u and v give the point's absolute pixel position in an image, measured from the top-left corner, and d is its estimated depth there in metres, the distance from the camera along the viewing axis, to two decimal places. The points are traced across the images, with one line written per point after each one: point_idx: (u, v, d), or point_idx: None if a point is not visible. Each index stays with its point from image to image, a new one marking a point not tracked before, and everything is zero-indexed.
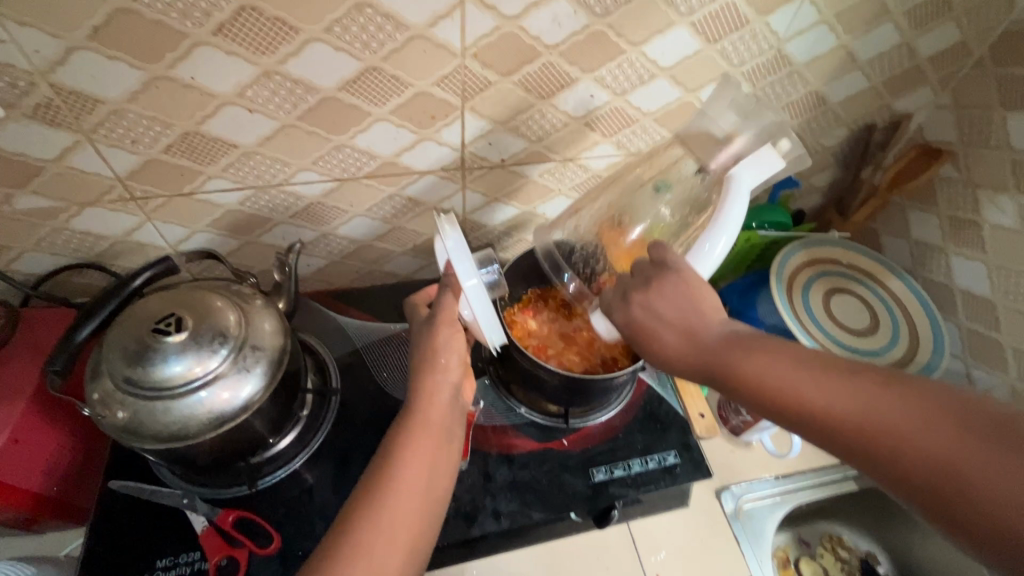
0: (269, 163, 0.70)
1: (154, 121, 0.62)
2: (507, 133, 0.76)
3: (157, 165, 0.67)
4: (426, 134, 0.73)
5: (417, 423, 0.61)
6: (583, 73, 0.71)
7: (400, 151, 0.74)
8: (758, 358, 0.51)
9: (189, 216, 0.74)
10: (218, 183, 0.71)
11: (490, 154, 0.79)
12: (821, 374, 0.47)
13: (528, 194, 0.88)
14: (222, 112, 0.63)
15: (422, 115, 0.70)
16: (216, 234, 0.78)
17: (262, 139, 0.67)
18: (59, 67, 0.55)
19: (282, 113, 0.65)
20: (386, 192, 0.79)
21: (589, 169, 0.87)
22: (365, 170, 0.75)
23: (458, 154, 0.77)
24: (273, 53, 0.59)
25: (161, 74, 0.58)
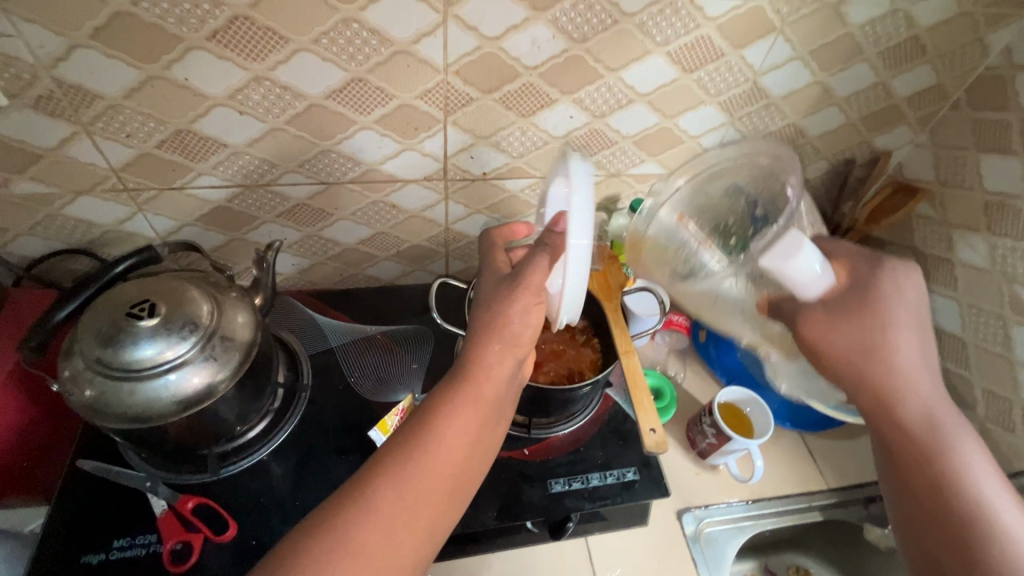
0: (257, 163, 0.73)
1: (149, 117, 0.66)
2: (489, 147, 0.79)
3: (149, 159, 0.70)
4: (410, 144, 0.76)
5: (469, 398, 0.56)
6: (562, 94, 0.74)
7: (383, 159, 0.77)
8: (948, 405, 0.56)
9: (178, 210, 0.77)
10: (207, 180, 0.74)
11: (472, 166, 0.82)
12: (979, 451, 0.56)
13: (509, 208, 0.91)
14: (214, 113, 0.67)
15: (406, 126, 0.73)
16: (203, 229, 0.81)
17: (250, 140, 0.70)
18: (61, 62, 0.59)
19: (271, 116, 0.68)
20: (369, 198, 0.82)
21: None
22: (350, 175, 0.78)
23: (440, 165, 0.80)
24: (265, 59, 0.62)
25: (157, 73, 0.61)
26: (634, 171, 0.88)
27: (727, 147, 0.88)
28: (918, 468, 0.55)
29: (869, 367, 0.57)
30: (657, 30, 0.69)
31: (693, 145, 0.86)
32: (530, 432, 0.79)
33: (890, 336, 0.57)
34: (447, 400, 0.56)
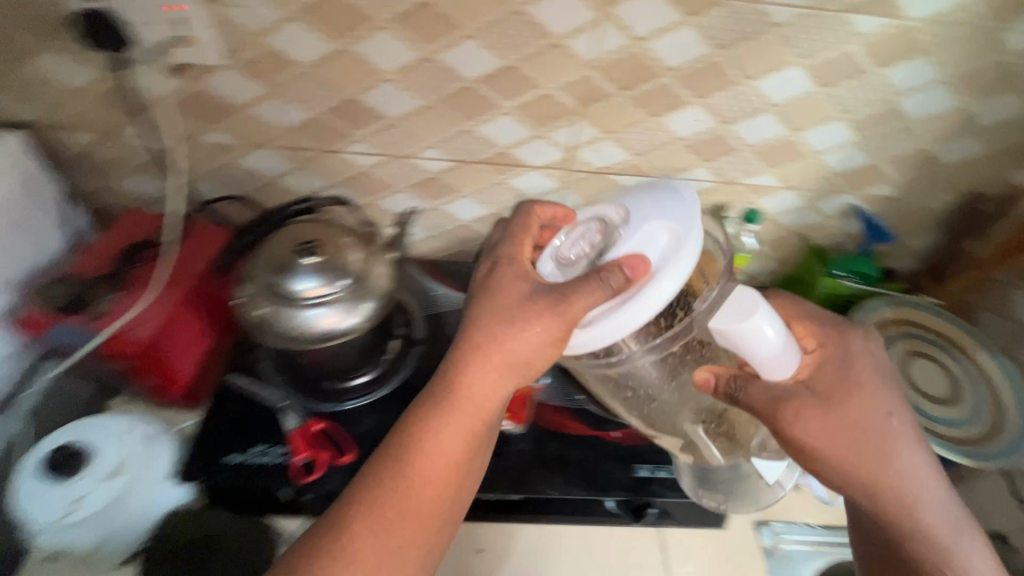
0: (403, 135, 0.82)
1: (326, 85, 0.75)
2: (613, 143, 0.83)
3: (316, 122, 0.80)
4: (539, 133, 0.82)
5: (451, 413, 0.58)
6: (694, 97, 0.77)
7: (515, 143, 0.83)
8: (909, 456, 0.58)
9: (328, 171, 0.87)
10: (358, 147, 0.83)
11: (594, 159, 0.86)
12: (948, 498, 0.58)
13: None
14: (380, 86, 0.75)
15: (541, 115, 0.79)
16: (344, 190, 0.90)
17: (404, 114, 0.79)
18: (272, 31, 0.69)
19: (427, 94, 0.76)
20: (493, 179, 0.88)
21: None
22: (482, 155, 0.85)
23: (564, 155, 0.85)
24: (436, 43, 0.70)
25: (344, 48, 0.71)
26: (748, 181, 0.89)
27: (849, 167, 0.87)
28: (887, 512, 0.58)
29: (863, 442, 0.58)
30: (800, 42, 0.71)
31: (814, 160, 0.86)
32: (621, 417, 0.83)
33: (871, 408, 0.58)
34: (426, 421, 0.58)
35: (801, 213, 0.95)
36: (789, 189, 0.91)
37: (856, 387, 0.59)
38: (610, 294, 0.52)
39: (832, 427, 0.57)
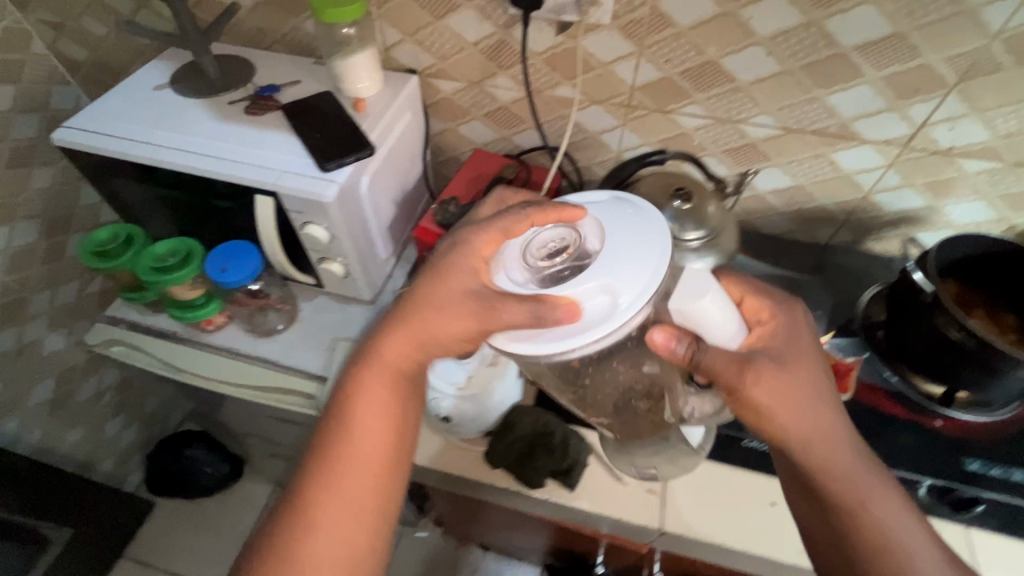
0: (494, 107, 0.92)
1: (440, 83, 0.91)
2: (685, 136, 0.87)
3: (435, 106, 0.95)
4: (611, 126, 0.89)
5: (377, 363, 0.60)
6: (817, 87, 0.76)
7: (604, 130, 0.90)
8: (424, 347, 0.60)
9: (446, 145, 1.02)
10: (470, 128, 0.97)
11: (682, 124, 0.85)
12: (398, 402, 0.60)
13: (745, 159, 0.88)
14: (482, 84, 0.89)
15: (623, 107, 0.86)
16: (443, 131, 0.99)
17: (504, 103, 0.91)
18: (396, 48, 0.87)
19: (519, 88, 0.87)
20: (584, 161, 0.96)
21: (761, 141, 0.85)
22: (573, 139, 0.93)
23: (645, 141, 0.90)
24: (515, 52, 0.82)
25: (443, 63, 0.87)
26: (832, 157, 0.84)
27: (964, 151, 0.79)
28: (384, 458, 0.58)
29: (375, 406, 0.59)
30: None
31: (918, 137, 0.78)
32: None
33: (374, 427, 0.59)
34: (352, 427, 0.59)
35: (908, 197, 0.87)
36: (893, 166, 0.83)
37: (367, 350, 0.62)
38: (535, 314, 0.47)
39: (360, 423, 0.59)
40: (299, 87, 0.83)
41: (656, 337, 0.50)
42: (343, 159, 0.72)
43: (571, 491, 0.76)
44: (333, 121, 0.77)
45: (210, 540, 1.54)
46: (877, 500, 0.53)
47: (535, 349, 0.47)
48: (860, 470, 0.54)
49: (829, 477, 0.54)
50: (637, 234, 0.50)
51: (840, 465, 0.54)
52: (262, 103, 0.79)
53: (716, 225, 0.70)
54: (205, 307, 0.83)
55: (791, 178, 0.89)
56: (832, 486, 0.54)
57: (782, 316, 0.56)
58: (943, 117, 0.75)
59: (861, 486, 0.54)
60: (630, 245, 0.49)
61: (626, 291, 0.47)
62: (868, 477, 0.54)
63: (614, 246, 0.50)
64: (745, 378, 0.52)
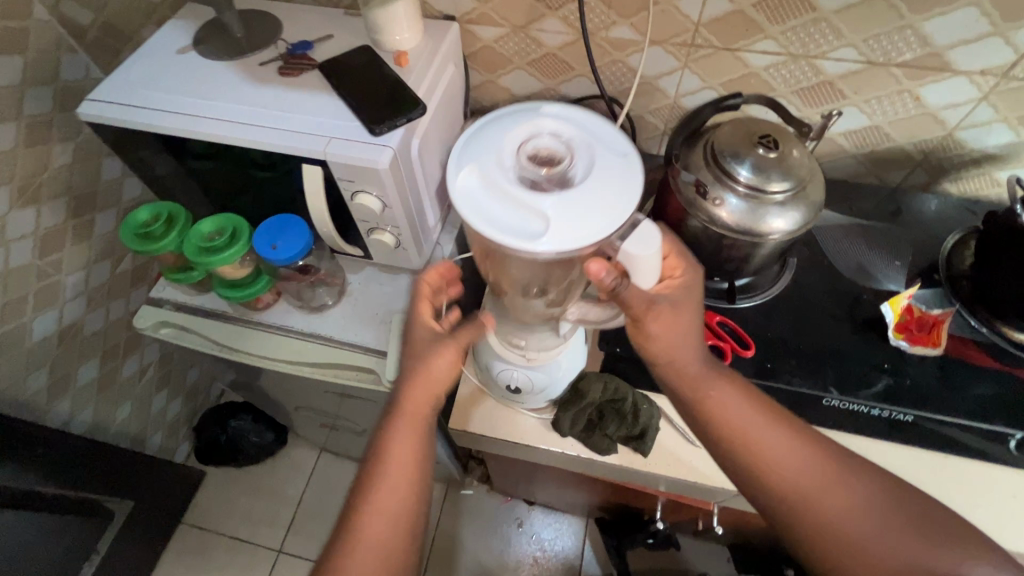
0: (540, 55, 0.85)
1: (481, 31, 0.84)
2: (755, 76, 0.80)
3: (474, 56, 0.88)
4: (671, 69, 0.82)
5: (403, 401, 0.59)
6: (909, 14, 0.68)
7: (661, 74, 0.83)
8: (432, 382, 0.59)
9: (487, 98, 0.96)
10: (512, 79, 0.91)
11: (749, 63, 0.78)
12: (428, 440, 0.59)
13: (817, 99, 0.81)
14: (529, 28, 0.81)
15: (685, 47, 0.78)
16: (484, 83, 0.93)
17: (551, 49, 0.84)
18: None
19: (570, 31, 0.80)
20: (637, 109, 0.90)
21: (837, 79, 0.77)
22: (626, 86, 0.86)
23: (707, 85, 0.83)
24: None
25: (486, 7, 0.80)
26: (916, 93, 0.77)
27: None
28: (418, 495, 0.57)
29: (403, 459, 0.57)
30: None
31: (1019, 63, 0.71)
32: (751, 330, 0.74)
33: (398, 471, 0.57)
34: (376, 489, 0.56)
35: (997, 132, 0.80)
36: (986, 99, 0.76)
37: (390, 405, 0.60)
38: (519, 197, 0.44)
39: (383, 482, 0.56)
40: (333, 42, 0.76)
41: (596, 269, 0.52)
42: (394, 121, 0.66)
43: (645, 456, 0.74)
44: (377, 79, 0.71)
45: (263, 504, 1.59)
46: (765, 430, 0.56)
47: (503, 227, 0.43)
48: (737, 402, 0.57)
49: (713, 412, 0.57)
50: (620, 182, 0.46)
51: (721, 397, 0.57)
52: (297, 62, 0.73)
53: (804, 175, 0.64)
54: (254, 285, 0.80)
55: (867, 117, 0.82)
56: (717, 418, 0.57)
57: (690, 273, 0.59)
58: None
59: (750, 417, 0.56)
60: (613, 184, 0.46)
61: (566, 229, 0.43)
62: (745, 405, 0.57)
63: (594, 185, 0.45)
64: (646, 313, 0.56)
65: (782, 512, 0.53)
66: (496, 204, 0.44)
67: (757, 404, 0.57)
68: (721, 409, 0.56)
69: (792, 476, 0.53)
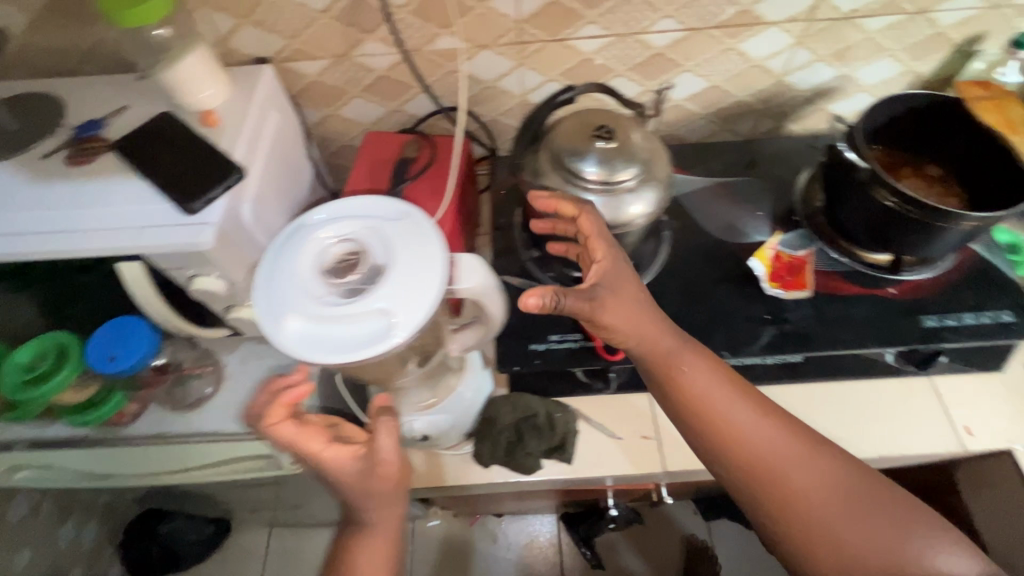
0: (379, 85, 0.81)
1: (301, 65, 0.77)
2: (591, 61, 0.79)
3: (305, 94, 0.82)
4: (509, 69, 0.80)
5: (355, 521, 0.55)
6: None
7: (499, 77, 0.81)
8: (380, 495, 0.54)
9: (332, 138, 0.90)
10: (351, 111, 0.85)
11: (582, 58, 0.79)
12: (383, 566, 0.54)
13: (655, 71, 0.82)
14: (351, 52, 0.76)
15: (514, 44, 0.76)
16: (324, 121, 0.86)
17: (382, 72, 0.79)
18: (235, 36, 0.73)
19: (395, 49, 0.76)
20: (486, 117, 0.87)
21: (666, 50, 0.79)
22: (469, 96, 0.83)
23: (549, 78, 0.81)
24: (376, 5, 0.71)
25: (298, 40, 0.74)
26: (740, 48, 0.80)
27: (865, 12, 0.76)
28: None
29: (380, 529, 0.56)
30: None
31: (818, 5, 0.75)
32: None
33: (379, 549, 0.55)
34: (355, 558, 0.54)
35: (820, 72, 0.84)
36: (802, 43, 0.79)
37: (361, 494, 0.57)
38: (343, 318, 0.42)
39: (369, 550, 0.54)
40: (130, 114, 0.68)
41: (533, 302, 0.47)
42: (209, 193, 0.59)
43: (570, 463, 0.73)
44: (184, 147, 0.63)
45: None
46: (737, 410, 0.56)
47: (346, 351, 0.40)
48: (715, 384, 0.57)
49: (685, 393, 0.57)
50: (417, 243, 0.45)
51: (695, 379, 0.57)
52: (87, 147, 0.64)
53: (646, 157, 0.64)
54: (106, 404, 0.71)
55: (705, 80, 0.84)
56: (689, 400, 0.57)
57: (608, 255, 0.58)
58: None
59: (720, 397, 0.56)
60: (415, 249, 0.45)
61: (410, 317, 0.42)
62: (716, 386, 0.57)
63: (404, 260, 0.44)
64: (595, 311, 0.54)
65: (742, 483, 0.55)
66: (330, 333, 0.41)
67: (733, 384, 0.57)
68: (691, 389, 0.57)
69: (759, 456, 0.55)
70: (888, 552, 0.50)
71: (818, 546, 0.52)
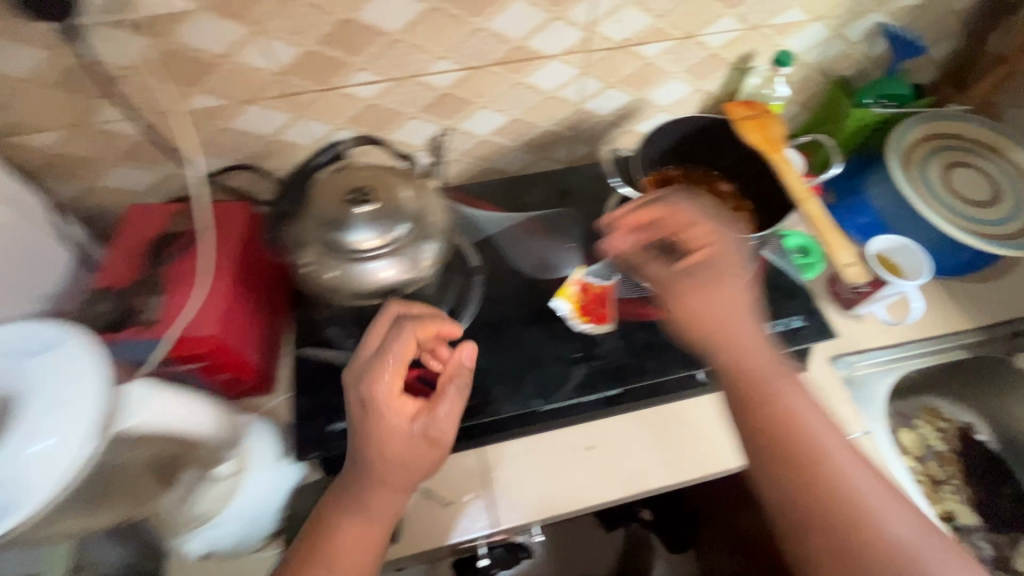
0: (158, 156, 0.77)
1: (41, 133, 0.70)
2: (379, 104, 0.80)
3: (56, 165, 0.74)
4: (288, 121, 0.79)
5: (369, 480, 0.62)
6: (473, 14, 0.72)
7: (281, 129, 0.79)
8: (395, 462, 0.62)
9: (107, 214, 0.83)
10: (119, 179, 0.79)
11: (365, 116, 0.81)
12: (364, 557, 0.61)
13: (442, 108, 0.83)
14: (102, 116, 0.70)
15: (288, 101, 0.75)
16: (92, 194, 0.80)
17: (147, 138, 0.74)
18: None
19: (156, 113, 0.71)
20: (280, 174, 0.85)
21: (446, 90, 0.81)
22: (253, 152, 0.81)
23: (338, 129, 0.81)
24: (127, 72, 0.66)
25: (32, 108, 0.67)
26: (528, 81, 0.83)
27: (638, 40, 0.81)
28: None
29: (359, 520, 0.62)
30: None
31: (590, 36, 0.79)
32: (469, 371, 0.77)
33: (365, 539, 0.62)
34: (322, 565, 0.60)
35: (613, 96, 0.89)
36: (586, 72, 0.84)
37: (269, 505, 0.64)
38: None
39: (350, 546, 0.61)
40: None
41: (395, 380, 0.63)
42: None
43: (400, 541, 0.70)
44: None
45: None
46: (789, 390, 0.67)
47: None
48: (759, 348, 0.69)
49: (752, 362, 0.68)
50: (49, 395, 0.47)
51: (751, 350, 0.69)
52: None
53: (418, 210, 0.67)
54: None
55: (500, 111, 0.86)
56: (752, 372, 0.68)
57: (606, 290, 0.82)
58: (602, 12, 0.76)
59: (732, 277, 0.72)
60: (47, 402, 0.46)
61: (32, 483, 0.43)
62: (749, 328, 0.70)
63: (35, 416, 0.46)
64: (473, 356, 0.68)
65: (788, 468, 0.63)
66: None
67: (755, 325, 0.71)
68: (711, 264, 0.72)
69: (815, 451, 0.63)
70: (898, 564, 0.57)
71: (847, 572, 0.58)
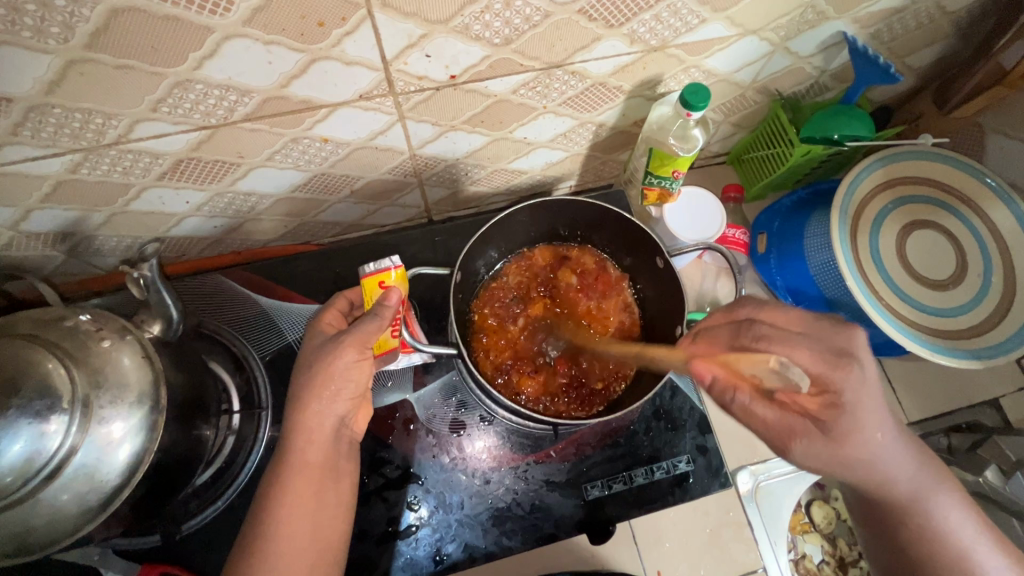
0: (82, 117, 0.46)
1: None
2: (508, 58, 0.52)
3: None
4: (406, 148, 0.62)
5: (837, 466, 0.48)
6: None
7: (285, 81, 0.47)
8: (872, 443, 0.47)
9: (6, 193, 0.52)
10: (19, 151, 0.47)
11: (429, 69, 0.50)
12: (889, 470, 0.48)
13: (551, 54, 0.53)
14: None
15: (301, 22, 0.42)
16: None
17: (47, 86, 0.42)
18: None
19: (55, 42, 0.39)
20: (283, 135, 0.54)
21: (563, 32, 0.50)
22: (242, 112, 0.49)
23: (382, 75, 0.49)
24: (218, 95, 0.47)
25: None
26: (702, 65, 0.61)
27: None
28: (882, 525, 0.52)
29: (317, 461, 0.51)
30: None
31: (810, 12, 0.57)
32: (558, 456, 0.63)
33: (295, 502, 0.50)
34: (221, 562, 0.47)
35: (768, 61, 0.65)
36: (777, 51, 0.63)
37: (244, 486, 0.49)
38: None
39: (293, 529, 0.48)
40: None
41: (702, 372, 0.49)
42: None
43: None
44: None
45: None
46: (901, 462, 0.49)
47: None
48: (915, 467, 0.49)
49: (860, 456, 0.48)
50: None
51: (900, 479, 0.49)
52: None
53: None
54: None
55: (631, 51, 0.55)
56: (844, 456, 0.48)
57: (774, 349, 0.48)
58: (828, 14, 0.59)
59: (872, 409, 0.47)
60: None
61: None
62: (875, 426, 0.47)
63: None
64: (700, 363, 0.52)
65: (874, 518, 0.52)
66: None
67: (906, 437, 0.49)
68: (851, 411, 0.47)
69: (899, 499, 0.50)
70: (863, 470, 0.48)
71: (860, 473, 0.49)
